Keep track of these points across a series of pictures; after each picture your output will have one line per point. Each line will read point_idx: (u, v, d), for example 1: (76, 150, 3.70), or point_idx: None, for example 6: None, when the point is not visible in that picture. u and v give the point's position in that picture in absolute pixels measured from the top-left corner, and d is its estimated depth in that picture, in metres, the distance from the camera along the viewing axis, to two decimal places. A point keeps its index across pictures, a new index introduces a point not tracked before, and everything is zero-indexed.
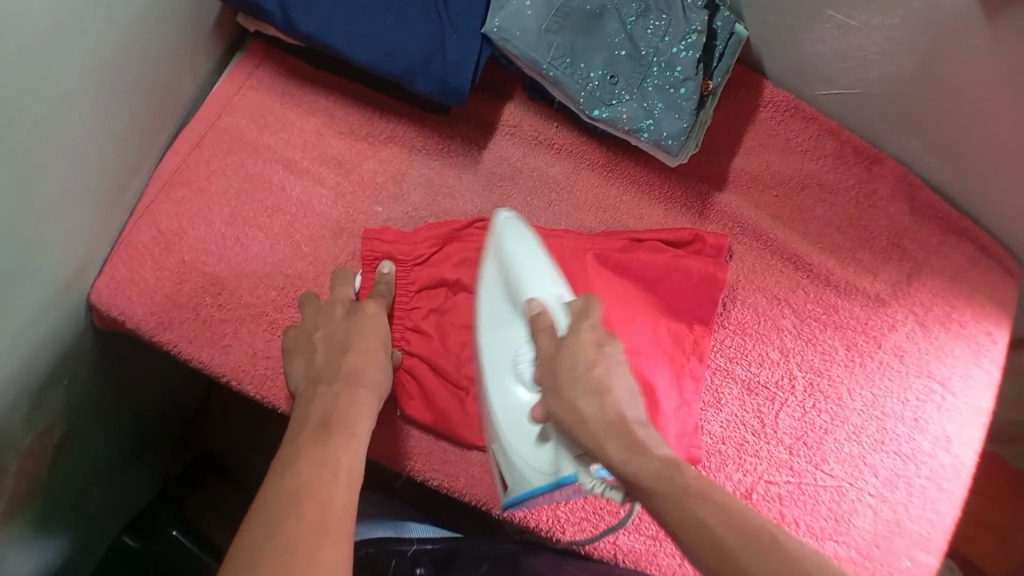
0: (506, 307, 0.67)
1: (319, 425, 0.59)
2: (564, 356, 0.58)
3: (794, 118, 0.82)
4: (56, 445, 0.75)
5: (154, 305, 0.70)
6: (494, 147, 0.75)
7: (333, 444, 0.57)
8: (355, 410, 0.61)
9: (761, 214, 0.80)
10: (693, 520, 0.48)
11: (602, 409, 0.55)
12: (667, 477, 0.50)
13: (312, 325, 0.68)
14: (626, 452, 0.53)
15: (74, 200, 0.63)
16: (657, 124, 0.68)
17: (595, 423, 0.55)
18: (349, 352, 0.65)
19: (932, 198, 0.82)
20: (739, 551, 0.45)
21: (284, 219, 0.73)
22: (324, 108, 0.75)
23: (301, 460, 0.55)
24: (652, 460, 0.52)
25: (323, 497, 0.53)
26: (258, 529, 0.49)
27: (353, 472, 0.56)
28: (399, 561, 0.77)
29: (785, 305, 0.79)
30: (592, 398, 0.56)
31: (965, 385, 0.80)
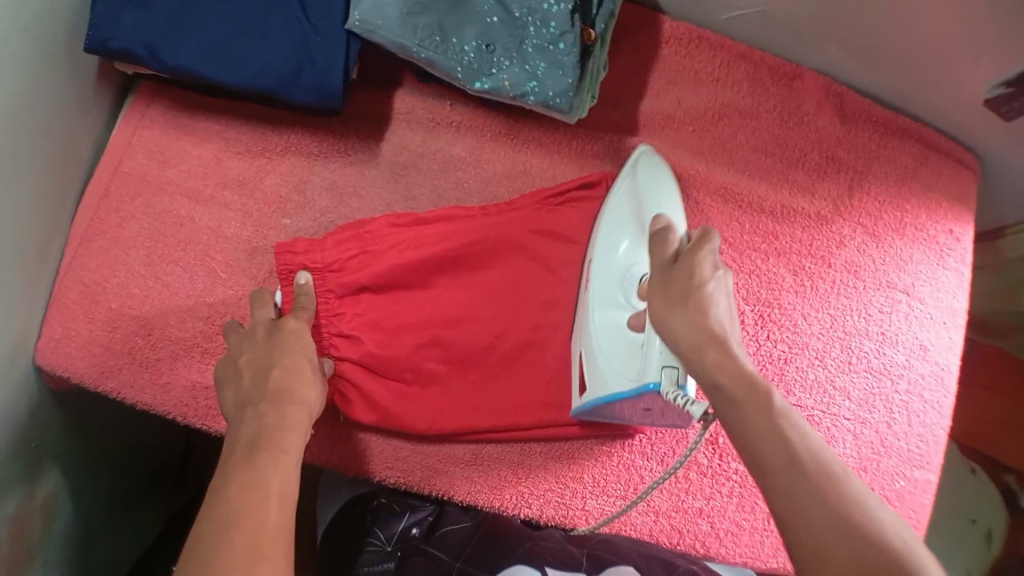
0: (628, 229, 0.65)
1: (248, 449, 0.57)
2: (682, 269, 0.48)
3: (699, 49, 0.77)
4: (42, 509, 0.76)
5: (92, 357, 0.71)
6: (392, 138, 0.74)
7: (263, 466, 0.55)
8: (284, 428, 0.59)
9: (679, 153, 0.77)
10: (783, 453, 0.41)
11: (701, 321, 0.46)
12: (764, 406, 0.43)
13: (238, 352, 0.66)
14: (723, 367, 0.44)
15: None
16: (542, 84, 0.67)
17: (689, 338, 0.46)
18: (275, 370, 0.63)
19: (863, 102, 0.79)
20: (816, 482, 0.40)
21: (198, 250, 0.73)
22: (218, 133, 0.74)
23: (231, 487, 0.53)
24: (751, 385, 0.43)
25: (256, 519, 0.51)
26: (190, 563, 0.48)
27: (287, 488, 0.55)
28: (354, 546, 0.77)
29: (720, 242, 0.77)
30: (694, 312, 0.46)
31: (931, 290, 0.78)
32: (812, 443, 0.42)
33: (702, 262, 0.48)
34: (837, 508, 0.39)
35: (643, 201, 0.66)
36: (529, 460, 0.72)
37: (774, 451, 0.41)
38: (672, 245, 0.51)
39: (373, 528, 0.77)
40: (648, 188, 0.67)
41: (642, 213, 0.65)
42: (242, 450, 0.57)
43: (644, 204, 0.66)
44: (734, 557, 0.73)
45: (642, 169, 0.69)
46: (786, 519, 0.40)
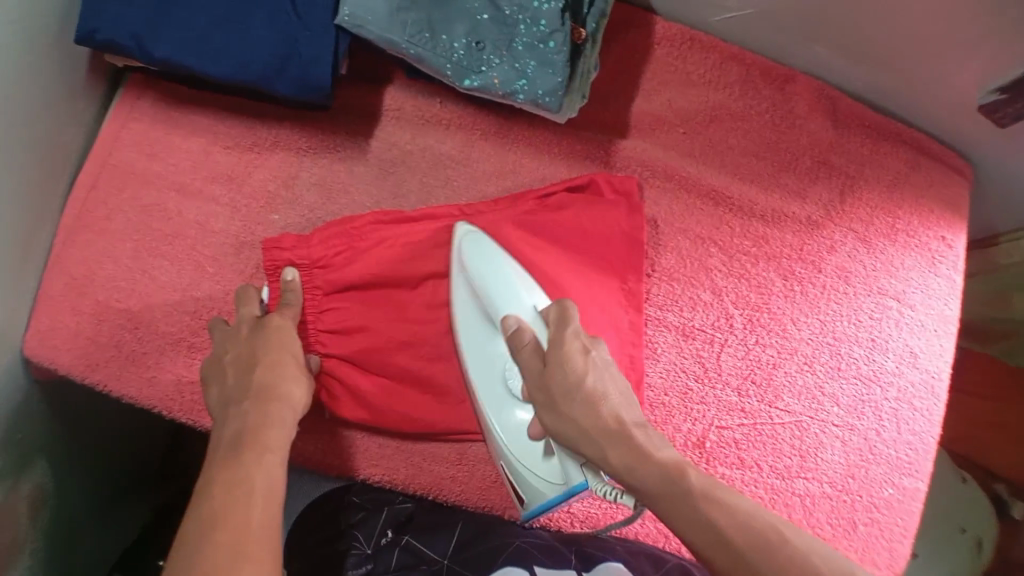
0: (482, 328, 0.67)
1: (231, 449, 0.56)
2: (552, 365, 0.53)
3: (692, 49, 0.77)
4: (29, 503, 0.75)
5: (78, 350, 0.71)
6: (382, 134, 0.73)
7: (246, 465, 0.55)
8: (268, 426, 0.59)
9: (670, 154, 0.76)
10: (704, 531, 0.45)
11: (595, 416, 0.51)
12: (666, 479, 0.47)
13: (223, 350, 0.66)
14: (629, 461, 0.49)
15: None
16: (531, 83, 0.66)
17: (593, 433, 0.51)
18: (259, 366, 0.62)
19: (855, 106, 0.79)
20: (748, 552, 0.44)
21: (185, 244, 0.72)
22: (206, 127, 0.74)
23: (215, 488, 0.53)
24: (655, 471, 0.48)
25: (240, 521, 0.51)
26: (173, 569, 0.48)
27: (270, 489, 0.54)
28: (332, 546, 0.74)
29: (711, 243, 0.76)
30: (584, 407, 0.51)
31: (922, 298, 0.78)
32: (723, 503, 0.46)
33: (573, 359, 0.52)
34: (772, 568, 0.43)
35: (489, 291, 0.65)
36: None
37: (701, 535, 0.45)
38: (530, 338, 0.56)
39: (352, 527, 0.75)
40: (493, 283, 0.65)
41: (489, 311, 0.66)
42: (225, 451, 0.56)
43: (491, 298, 0.65)
44: None
45: (467, 255, 0.67)
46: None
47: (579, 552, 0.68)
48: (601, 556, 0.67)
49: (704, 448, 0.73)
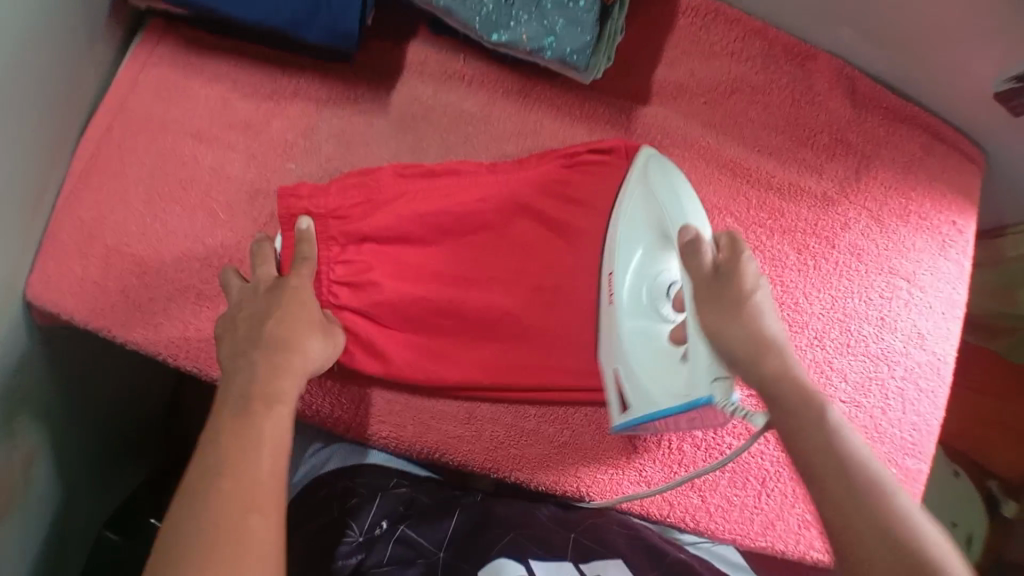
0: (651, 239, 0.63)
1: (239, 398, 0.56)
2: (727, 287, 0.56)
3: (716, 23, 0.77)
4: (20, 455, 0.73)
5: (85, 294, 0.70)
6: (403, 89, 0.73)
7: (255, 414, 0.55)
8: (277, 377, 0.58)
9: (689, 123, 0.76)
10: (831, 455, 0.47)
11: (754, 329, 0.54)
12: (783, 380, 0.52)
13: (237, 306, 0.64)
14: (777, 366, 0.53)
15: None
16: (560, 40, 0.66)
17: (752, 342, 0.54)
18: (272, 319, 0.61)
19: (873, 88, 0.79)
20: (867, 490, 0.45)
21: (199, 190, 0.71)
22: (226, 74, 0.73)
23: (223, 436, 0.53)
24: (789, 386, 0.52)
25: (247, 471, 0.51)
26: (185, 510, 0.49)
27: (279, 438, 0.55)
28: (323, 532, 0.72)
29: (726, 214, 0.76)
30: (736, 322, 0.54)
31: (932, 279, 0.79)
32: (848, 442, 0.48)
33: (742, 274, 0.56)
34: (886, 512, 0.44)
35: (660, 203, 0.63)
36: (522, 423, 0.71)
37: (823, 453, 0.48)
38: (707, 256, 0.57)
39: (345, 513, 0.73)
40: (667, 200, 0.62)
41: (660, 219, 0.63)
42: (236, 399, 0.56)
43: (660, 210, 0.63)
44: (723, 532, 0.73)
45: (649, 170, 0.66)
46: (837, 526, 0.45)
47: (575, 544, 0.68)
48: (600, 550, 0.68)
49: None
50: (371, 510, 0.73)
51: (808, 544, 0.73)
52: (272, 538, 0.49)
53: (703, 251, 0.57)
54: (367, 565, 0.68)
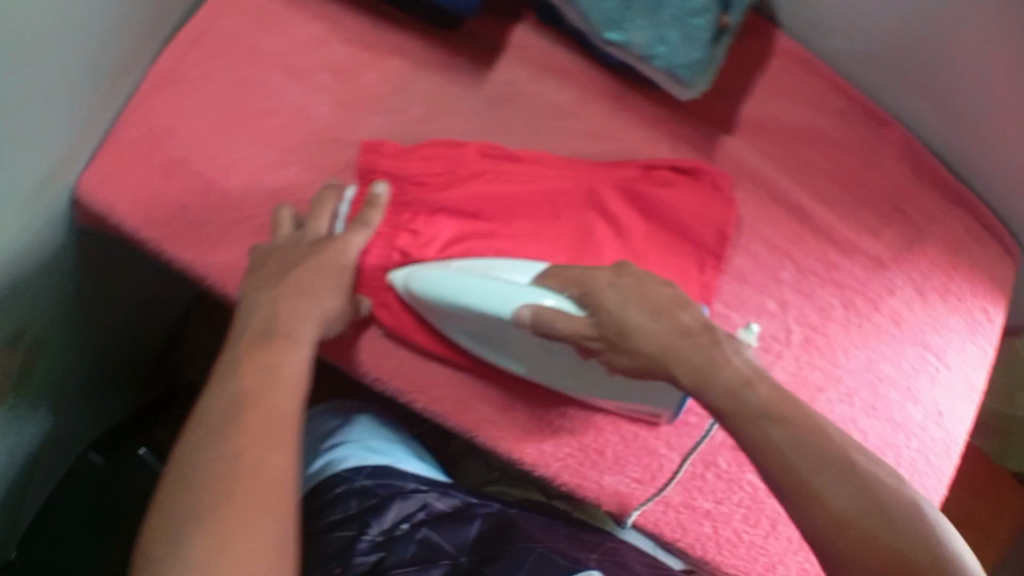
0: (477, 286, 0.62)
1: (260, 333, 0.54)
2: (593, 306, 0.55)
3: (806, 70, 0.80)
4: (25, 357, 0.70)
5: (139, 203, 0.68)
6: (501, 70, 0.73)
7: (276, 350, 0.53)
8: (298, 317, 0.56)
9: (765, 161, 0.77)
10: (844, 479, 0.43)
11: (690, 342, 0.51)
12: (733, 394, 0.48)
13: (278, 247, 0.63)
14: (705, 370, 0.50)
15: (67, 90, 0.61)
16: (671, 52, 0.68)
17: (691, 357, 0.50)
18: (306, 265, 0.60)
19: (934, 165, 0.82)
20: (869, 514, 0.42)
21: (279, 123, 0.70)
22: (328, 14, 0.73)
23: (243, 369, 0.52)
24: (728, 391, 0.48)
25: (265, 406, 0.50)
26: (200, 448, 0.48)
27: (299, 376, 0.52)
28: (339, 528, 0.72)
29: (786, 258, 0.76)
30: (685, 355, 0.51)
31: (959, 359, 0.80)
32: (839, 441, 0.45)
33: (605, 296, 0.55)
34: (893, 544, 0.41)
35: (472, 294, 0.62)
36: (557, 420, 0.71)
37: (826, 479, 0.43)
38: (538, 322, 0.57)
39: (363, 512, 0.74)
40: (470, 289, 0.62)
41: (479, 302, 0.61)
42: (254, 333, 0.54)
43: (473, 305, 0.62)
44: (727, 566, 0.72)
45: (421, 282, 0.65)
46: (803, 517, 0.43)
47: (597, 561, 0.66)
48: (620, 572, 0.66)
49: (739, 450, 0.73)
50: (389, 513, 0.74)
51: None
52: (288, 478, 0.47)
53: (558, 308, 0.57)
54: (387, 563, 0.68)
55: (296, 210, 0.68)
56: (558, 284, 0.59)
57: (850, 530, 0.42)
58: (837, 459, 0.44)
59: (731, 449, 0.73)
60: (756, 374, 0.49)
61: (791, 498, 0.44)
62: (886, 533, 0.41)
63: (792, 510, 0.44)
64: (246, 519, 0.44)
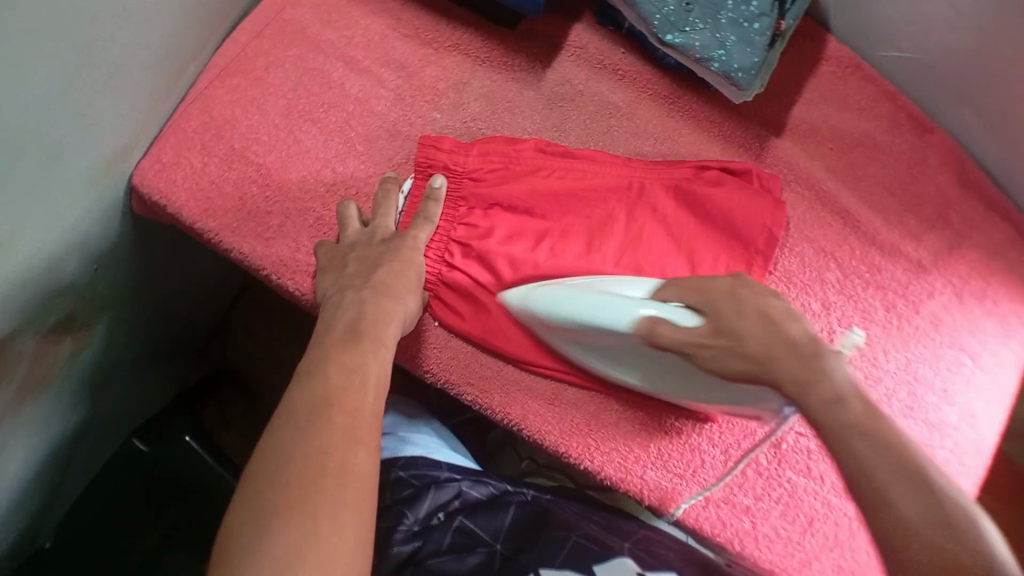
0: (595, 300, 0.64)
1: (348, 331, 0.60)
2: (710, 316, 0.57)
3: (854, 76, 0.82)
4: (75, 340, 0.74)
5: (198, 191, 0.70)
6: (558, 68, 0.75)
7: (362, 351, 0.59)
8: (381, 320, 0.62)
9: (814, 164, 0.79)
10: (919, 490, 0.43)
11: (795, 351, 0.52)
12: (828, 403, 0.49)
13: (349, 247, 0.67)
14: (805, 380, 0.50)
15: (128, 77, 0.63)
16: (729, 55, 0.68)
17: (793, 368, 0.51)
18: (383, 269, 0.65)
19: (978, 176, 0.83)
20: (946, 533, 0.41)
21: (340, 116, 0.72)
22: (391, 11, 0.75)
23: (330, 365, 0.57)
24: (826, 401, 0.49)
25: (353, 406, 0.56)
26: (291, 432, 0.53)
27: (380, 380, 0.59)
28: (380, 519, 0.77)
29: (830, 260, 0.77)
30: (792, 363, 0.52)
31: (995, 364, 0.81)
32: (927, 458, 0.45)
33: (725, 308, 0.56)
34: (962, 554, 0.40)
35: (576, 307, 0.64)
36: (604, 415, 0.72)
37: (907, 492, 0.43)
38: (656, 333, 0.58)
39: (400, 503, 0.78)
40: (574, 304, 0.65)
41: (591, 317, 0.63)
42: (343, 331, 0.60)
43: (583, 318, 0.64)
44: (764, 562, 0.73)
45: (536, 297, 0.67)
46: (880, 528, 0.43)
47: (630, 551, 0.67)
48: (653, 561, 0.66)
49: (779, 448, 0.76)
50: (426, 502, 0.78)
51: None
52: (371, 472, 0.53)
53: (675, 317, 0.58)
54: (423, 552, 0.72)
55: (360, 207, 0.70)
56: (676, 295, 0.61)
57: (916, 539, 0.41)
58: (916, 472, 0.44)
59: (772, 447, 0.76)
60: (856, 384, 0.49)
61: (867, 508, 0.44)
62: (946, 541, 0.41)
63: (867, 517, 0.44)
64: (335, 508, 0.49)
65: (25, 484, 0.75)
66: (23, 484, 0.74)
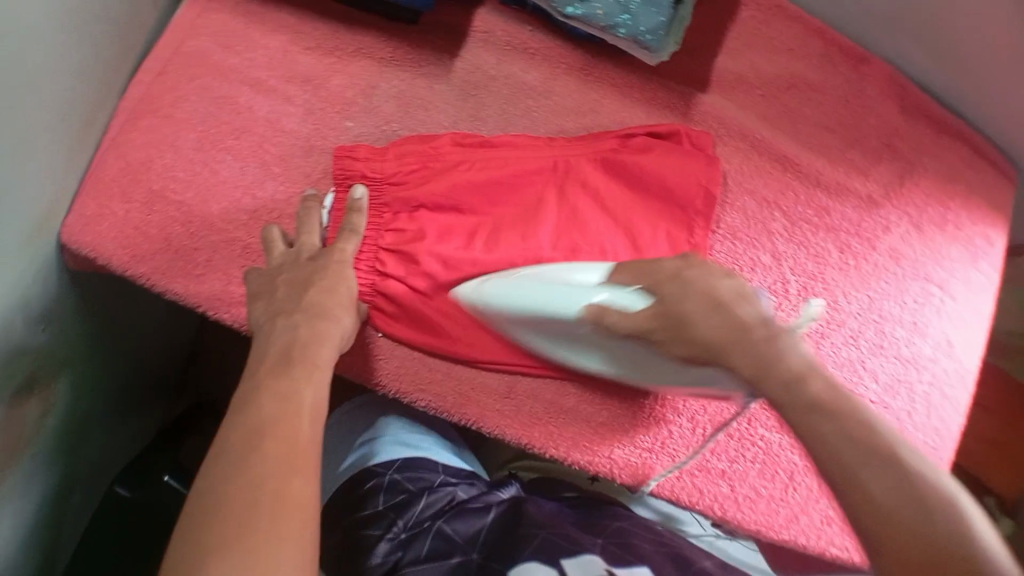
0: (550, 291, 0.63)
1: (280, 358, 0.57)
2: (659, 300, 0.56)
3: (776, 17, 0.79)
4: (42, 401, 0.72)
5: (125, 239, 0.68)
6: (467, 56, 0.74)
7: (296, 377, 0.56)
8: (315, 343, 0.59)
9: (747, 115, 0.77)
10: (889, 474, 0.43)
11: (738, 334, 0.52)
12: (789, 384, 0.49)
13: (277, 270, 0.64)
14: (759, 366, 0.50)
15: (45, 131, 0.61)
16: (634, 19, 0.66)
17: (749, 354, 0.51)
18: (314, 289, 0.62)
19: (921, 97, 0.80)
20: (916, 513, 0.42)
21: (252, 140, 0.71)
22: (289, 25, 0.74)
23: (263, 395, 0.54)
24: (784, 380, 0.49)
25: (287, 432, 0.52)
26: (222, 468, 0.49)
27: (317, 405, 0.55)
28: (367, 527, 0.74)
29: (775, 208, 0.76)
30: (744, 347, 0.52)
31: (963, 289, 0.78)
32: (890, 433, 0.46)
33: (671, 291, 0.56)
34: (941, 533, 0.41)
35: (541, 300, 0.62)
36: (563, 400, 0.71)
37: (883, 477, 0.43)
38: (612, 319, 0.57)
39: (390, 510, 0.76)
40: (540, 293, 0.63)
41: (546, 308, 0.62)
42: (274, 360, 0.56)
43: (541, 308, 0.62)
44: (750, 523, 0.71)
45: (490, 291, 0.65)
46: (855, 511, 0.43)
47: (603, 547, 0.67)
48: (627, 557, 0.66)
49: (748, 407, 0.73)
50: (416, 508, 0.75)
51: (830, 540, 0.71)
52: (310, 502, 0.49)
53: (625, 303, 0.58)
54: (403, 561, 0.69)
55: (284, 231, 0.69)
56: (626, 278, 0.60)
57: (894, 521, 0.42)
58: (883, 452, 0.44)
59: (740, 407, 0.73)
60: (816, 365, 0.49)
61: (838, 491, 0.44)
62: (924, 522, 0.41)
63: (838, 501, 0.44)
64: (272, 542, 0.46)
65: (26, 541, 0.74)
66: (22, 544, 0.73)
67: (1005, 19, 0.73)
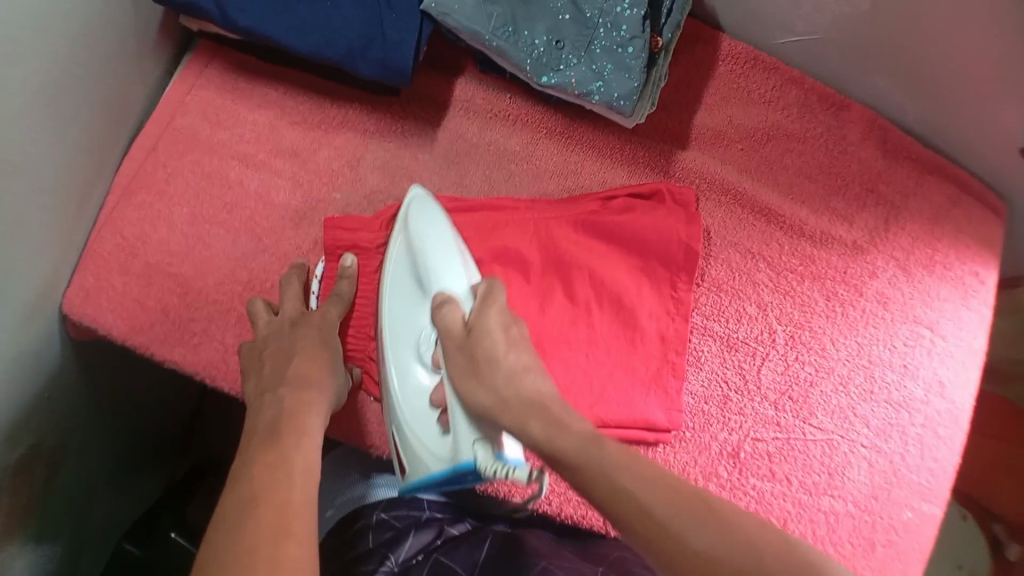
0: (409, 288, 0.66)
1: (269, 430, 0.57)
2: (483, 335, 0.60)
3: (754, 69, 0.81)
4: (47, 465, 0.74)
5: (126, 312, 0.71)
6: (450, 125, 0.78)
7: (286, 447, 0.55)
8: (302, 413, 0.59)
9: (727, 169, 0.80)
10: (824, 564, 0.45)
11: (582, 440, 0.52)
12: (569, 435, 0.53)
13: (263, 343, 0.66)
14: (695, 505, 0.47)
15: (42, 215, 0.64)
16: (608, 86, 0.69)
17: (634, 470, 0.50)
18: (298, 359, 0.63)
19: (904, 139, 0.81)
20: None
21: (244, 214, 0.74)
22: (275, 101, 0.77)
23: (255, 466, 0.53)
24: (572, 432, 0.53)
25: (279, 500, 0.50)
26: (219, 541, 0.48)
27: (309, 471, 0.54)
28: (359, 564, 0.73)
29: (759, 259, 0.78)
30: (502, 375, 0.57)
31: (954, 328, 0.77)
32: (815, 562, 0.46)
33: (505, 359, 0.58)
34: None
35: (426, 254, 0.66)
36: None
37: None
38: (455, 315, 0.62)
39: (380, 547, 0.75)
40: (430, 244, 0.66)
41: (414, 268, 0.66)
42: (263, 433, 0.56)
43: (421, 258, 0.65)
44: None
45: (415, 213, 0.67)
46: None
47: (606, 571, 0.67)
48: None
49: (738, 458, 0.73)
50: (405, 544, 0.75)
51: None
52: (311, 562, 0.47)
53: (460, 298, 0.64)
54: None
55: (267, 300, 0.71)
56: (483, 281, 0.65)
57: None
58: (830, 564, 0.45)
59: (729, 459, 0.73)
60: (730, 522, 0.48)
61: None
62: None
63: None
64: None
65: None
66: None
67: (984, 65, 0.72)
